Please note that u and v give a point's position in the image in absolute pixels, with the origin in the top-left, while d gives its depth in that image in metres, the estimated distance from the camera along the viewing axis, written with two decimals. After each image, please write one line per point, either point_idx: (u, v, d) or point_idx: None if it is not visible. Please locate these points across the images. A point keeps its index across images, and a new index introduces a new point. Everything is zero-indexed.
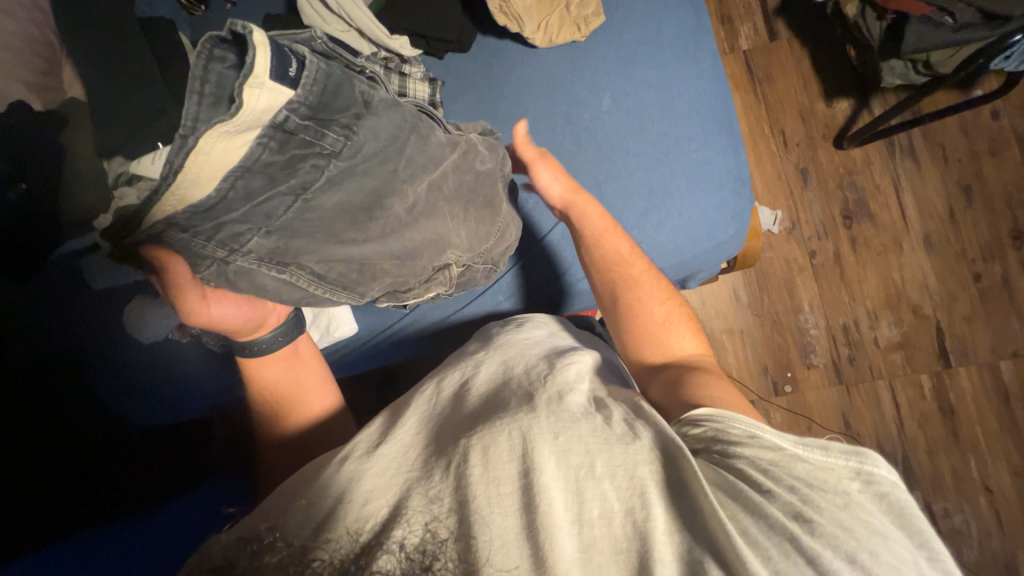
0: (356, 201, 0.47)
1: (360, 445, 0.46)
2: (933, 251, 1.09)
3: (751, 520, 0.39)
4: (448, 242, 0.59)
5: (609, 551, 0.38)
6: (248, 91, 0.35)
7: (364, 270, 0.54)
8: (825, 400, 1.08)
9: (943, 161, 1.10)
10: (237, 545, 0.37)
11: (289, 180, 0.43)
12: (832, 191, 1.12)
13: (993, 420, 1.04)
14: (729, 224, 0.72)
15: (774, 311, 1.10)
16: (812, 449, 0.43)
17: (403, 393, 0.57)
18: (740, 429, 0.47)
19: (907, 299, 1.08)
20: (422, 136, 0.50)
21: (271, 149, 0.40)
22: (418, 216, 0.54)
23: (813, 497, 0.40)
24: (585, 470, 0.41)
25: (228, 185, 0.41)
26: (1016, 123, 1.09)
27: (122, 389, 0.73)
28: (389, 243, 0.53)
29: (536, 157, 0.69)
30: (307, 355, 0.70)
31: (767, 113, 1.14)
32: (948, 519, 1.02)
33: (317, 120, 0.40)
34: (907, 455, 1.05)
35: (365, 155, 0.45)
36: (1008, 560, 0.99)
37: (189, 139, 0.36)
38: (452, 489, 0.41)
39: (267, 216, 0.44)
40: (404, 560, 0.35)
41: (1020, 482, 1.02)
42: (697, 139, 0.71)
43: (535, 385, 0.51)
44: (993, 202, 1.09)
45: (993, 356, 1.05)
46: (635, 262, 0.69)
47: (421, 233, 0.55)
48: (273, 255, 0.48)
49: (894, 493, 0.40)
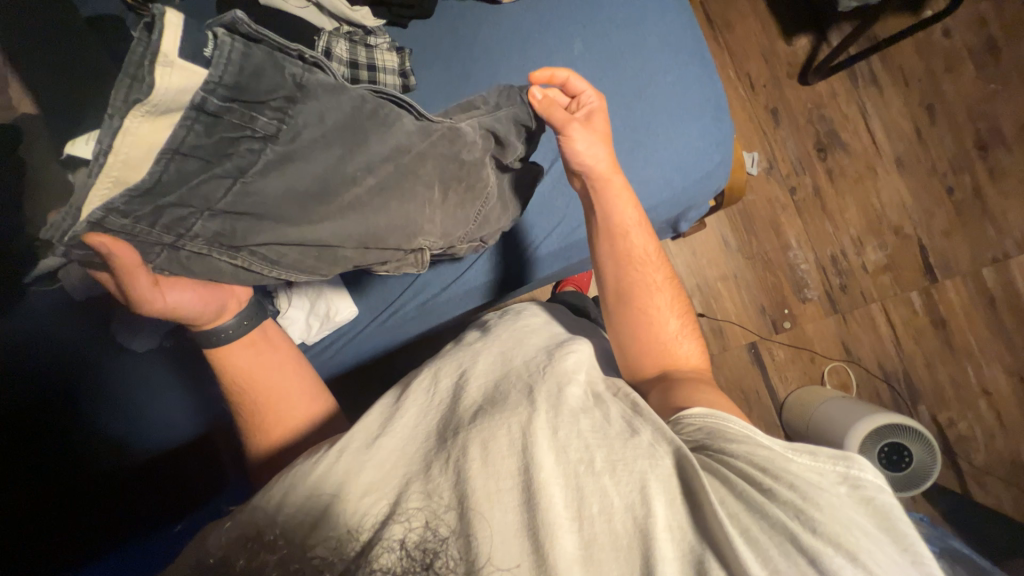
0: (300, 188, 0.45)
1: (358, 437, 0.45)
2: (906, 172, 1.12)
3: (752, 518, 0.36)
4: (419, 229, 0.57)
5: (610, 548, 0.36)
6: (157, 70, 0.32)
7: (323, 255, 0.53)
8: (824, 331, 1.10)
9: (903, 84, 1.14)
10: (239, 542, 0.38)
11: (224, 162, 0.40)
12: (803, 126, 1.15)
13: (983, 326, 1.08)
14: (715, 151, 0.72)
15: (764, 251, 1.12)
16: (801, 454, 0.40)
17: (404, 381, 0.56)
18: (737, 428, 0.44)
19: (887, 222, 1.11)
20: (382, 123, 0.48)
21: (197, 132, 0.37)
22: (383, 198, 0.52)
23: (810, 493, 0.36)
24: (585, 465, 0.40)
25: (160, 168, 0.38)
26: (968, 37, 1.13)
27: (117, 411, 0.71)
28: (349, 223, 0.51)
29: (569, 122, 0.61)
30: (277, 339, 0.69)
31: (732, 59, 1.16)
32: (954, 427, 1.06)
33: (241, 102, 0.37)
34: (907, 371, 1.08)
35: (303, 141, 0.43)
36: (1014, 457, 1.03)
37: (113, 119, 0.34)
38: (451, 483, 0.40)
39: (207, 199, 0.42)
40: (405, 556, 0.36)
41: (1015, 381, 1.05)
42: (673, 71, 0.72)
43: (534, 377, 0.49)
44: (955, 117, 1.12)
45: (975, 265, 1.09)
46: (658, 267, 0.66)
47: (385, 218, 0.53)
48: (221, 238, 0.47)
49: (881, 498, 0.36)
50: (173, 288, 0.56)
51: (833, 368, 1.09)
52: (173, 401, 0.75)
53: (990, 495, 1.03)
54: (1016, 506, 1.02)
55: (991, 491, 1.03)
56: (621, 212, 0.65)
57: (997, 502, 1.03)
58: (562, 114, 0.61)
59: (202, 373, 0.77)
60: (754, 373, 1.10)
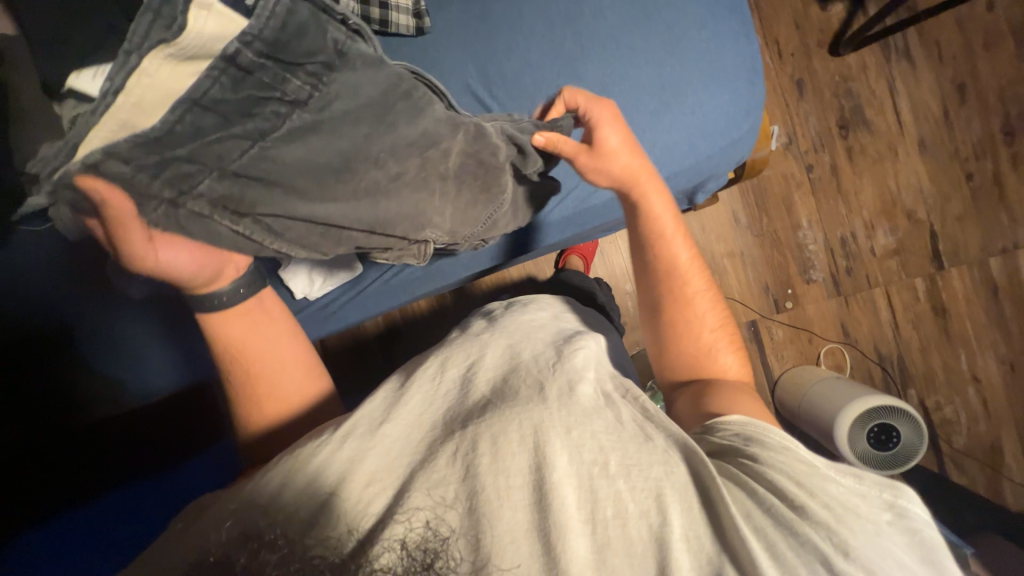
0: (323, 161, 0.44)
1: (362, 424, 0.43)
2: (928, 154, 1.09)
3: (777, 533, 0.37)
4: (426, 220, 0.54)
5: (623, 554, 0.36)
6: (193, 12, 0.32)
7: (328, 234, 0.50)
8: (825, 312, 1.11)
9: (937, 60, 1.09)
10: (238, 542, 0.34)
11: (245, 122, 0.39)
12: (828, 100, 1.10)
13: (982, 314, 1.08)
14: (744, 119, 0.69)
15: (774, 230, 1.11)
16: (846, 476, 0.40)
17: (408, 366, 0.54)
18: (774, 439, 0.43)
19: (902, 206, 1.09)
20: (415, 107, 0.46)
21: (223, 85, 0.36)
22: (401, 186, 0.49)
23: (848, 517, 0.37)
24: (599, 467, 0.40)
25: (175, 118, 0.36)
26: (1011, 12, 1.07)
27: (109, 357, 0.72)
28: (361, 209, 0.48)
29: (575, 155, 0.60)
30: (274, 310, 0.64)
31: (762, 22, 1.10)
32: (940, 411, 1.09)
33: (277, 61, 0.37)
34: (902, 356, 1.09)
35: (332, 112, 0.42)
36: (992, 441, 1.07)
37: (132, 57, 0.32)
38: (460, 477, 0.39)
39: (220, 158, 0.40)
40: (405, 557, 0.33)
41: (1006, 369, 1.08)
42: (708, 28, 0.68)
43: (544, 374, 0.47)
44: (986, 98, 1.08)
45: (983, 254, 1.08)
46: (694, 275, 0.64)
47: (396, 207, 0.50)
48: (226, 203, 0.43)
49: (926, 532, 0.37)
50: (161, 244, 0.50)
51: (830, 350, 1.10)
52: (160, 353, 0.74)
53: (964, 475, 1.08)
54: (988, 486, 1.07)
55: (966, 472, 1.08)
56: (662, 220, 0.63)
57: (970, 482, 1.07)
58: (570, 147, 0.59)
59: (180, 328, 0.74)
60: (751, 351, 1.11)
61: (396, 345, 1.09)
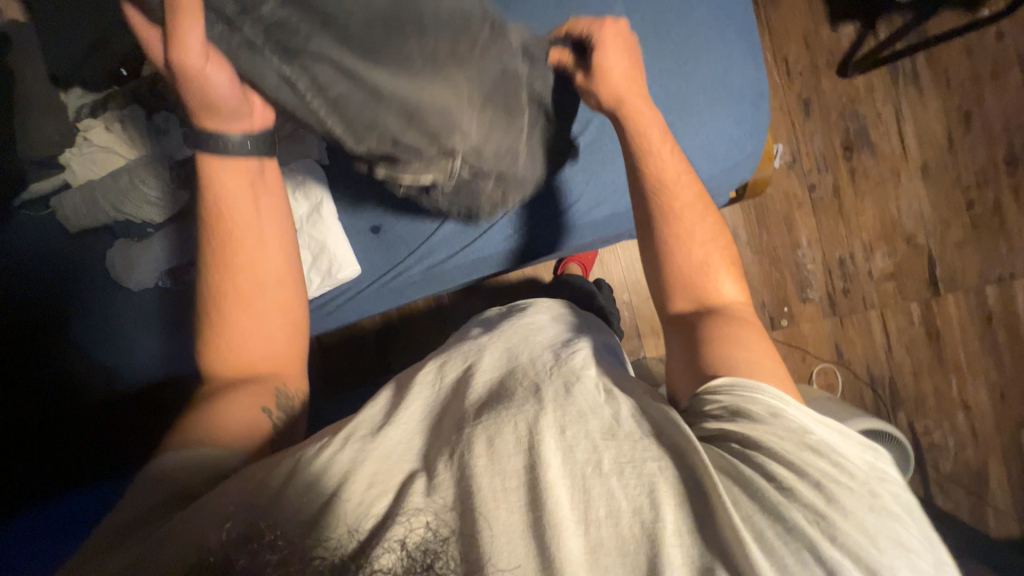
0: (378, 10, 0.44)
1: (363, 426, 0.44)
2: (930, 180, 1.09)
3: (766, 522, 0.36)
4: (459, 122, 0.51)
5: (615, 553, 0.36)
6: None
7: (367, 109, 0.48)
8: (820, 331, 1.11)
9: (945, 87, 1.09)
10: (236, 543, 0.35)
11: None
12: (834, 121, 1.10)
13: (975, 341, 1.09)
14: (747, 142, 0.70)
15: (774, 247, 1.11)
16: (832, 431, 0.41)
17: (407, 370, 0.54)
18: (762, 407, 0.43)
19: (902, 229, 1.10)
20: None
21: None
22: (441, 66, 0.48)
23: (839, 496, 0.37)
24: (592, 467, 0.39)
25: None
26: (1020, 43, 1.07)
27: (101, 337, 0.73)
28: (403, 80, 0.47)
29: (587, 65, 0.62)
30: (273, 186, 0.63)
31: (772, 41, 1.11)
32: (928, 435, 1.09)
33: None
34: (893, 378, 1.10)
35: None
36: (979, 467, 1.08)
37: None
38: (455, 479, 0.39)
39: None
40: (405, 557, 0.35)
41: (995, 396, 1.08)
42: (717, 49, 0.68)
43: (541, 376, 0.47)
44: (991, 127, 1.08)
45: (980, 281, 1.09)
46: (685, 184, 0.60)
47: (434, 91, 0.48)
48: (277, 34, 0.44)
49: (909, 498, 0.39)
50: (213, 64, 0.49)
51: (822, 369, 1.11)
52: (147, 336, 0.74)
53: (950, 500, 1.08)
54: (972, 512, 1.08)
55: (951, 497, 1.08)
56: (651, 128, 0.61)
57: (955, 507, 1.08)
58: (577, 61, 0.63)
59: (166, 313, 0.74)
60: None
61: (392, 345, 1.10)
